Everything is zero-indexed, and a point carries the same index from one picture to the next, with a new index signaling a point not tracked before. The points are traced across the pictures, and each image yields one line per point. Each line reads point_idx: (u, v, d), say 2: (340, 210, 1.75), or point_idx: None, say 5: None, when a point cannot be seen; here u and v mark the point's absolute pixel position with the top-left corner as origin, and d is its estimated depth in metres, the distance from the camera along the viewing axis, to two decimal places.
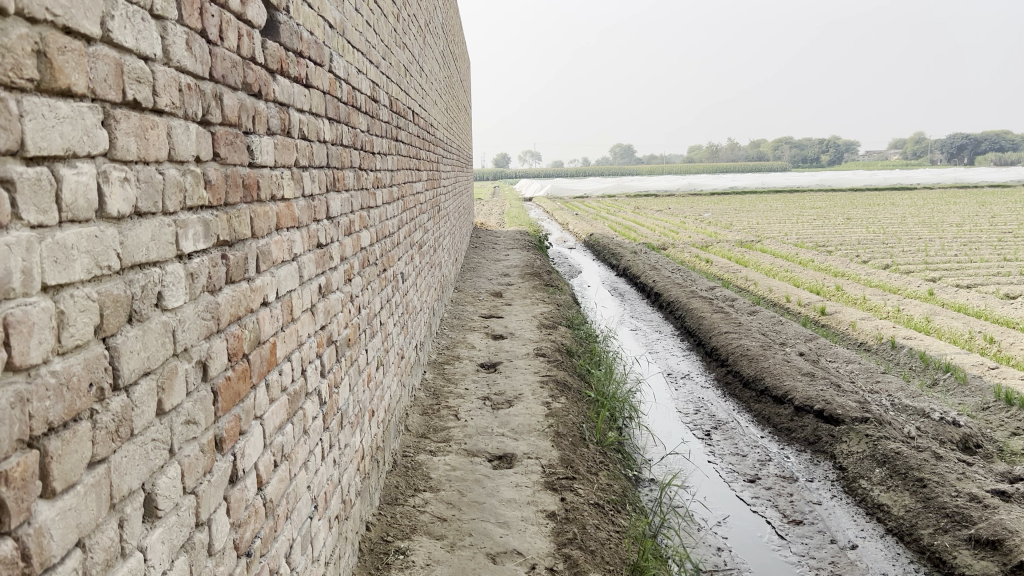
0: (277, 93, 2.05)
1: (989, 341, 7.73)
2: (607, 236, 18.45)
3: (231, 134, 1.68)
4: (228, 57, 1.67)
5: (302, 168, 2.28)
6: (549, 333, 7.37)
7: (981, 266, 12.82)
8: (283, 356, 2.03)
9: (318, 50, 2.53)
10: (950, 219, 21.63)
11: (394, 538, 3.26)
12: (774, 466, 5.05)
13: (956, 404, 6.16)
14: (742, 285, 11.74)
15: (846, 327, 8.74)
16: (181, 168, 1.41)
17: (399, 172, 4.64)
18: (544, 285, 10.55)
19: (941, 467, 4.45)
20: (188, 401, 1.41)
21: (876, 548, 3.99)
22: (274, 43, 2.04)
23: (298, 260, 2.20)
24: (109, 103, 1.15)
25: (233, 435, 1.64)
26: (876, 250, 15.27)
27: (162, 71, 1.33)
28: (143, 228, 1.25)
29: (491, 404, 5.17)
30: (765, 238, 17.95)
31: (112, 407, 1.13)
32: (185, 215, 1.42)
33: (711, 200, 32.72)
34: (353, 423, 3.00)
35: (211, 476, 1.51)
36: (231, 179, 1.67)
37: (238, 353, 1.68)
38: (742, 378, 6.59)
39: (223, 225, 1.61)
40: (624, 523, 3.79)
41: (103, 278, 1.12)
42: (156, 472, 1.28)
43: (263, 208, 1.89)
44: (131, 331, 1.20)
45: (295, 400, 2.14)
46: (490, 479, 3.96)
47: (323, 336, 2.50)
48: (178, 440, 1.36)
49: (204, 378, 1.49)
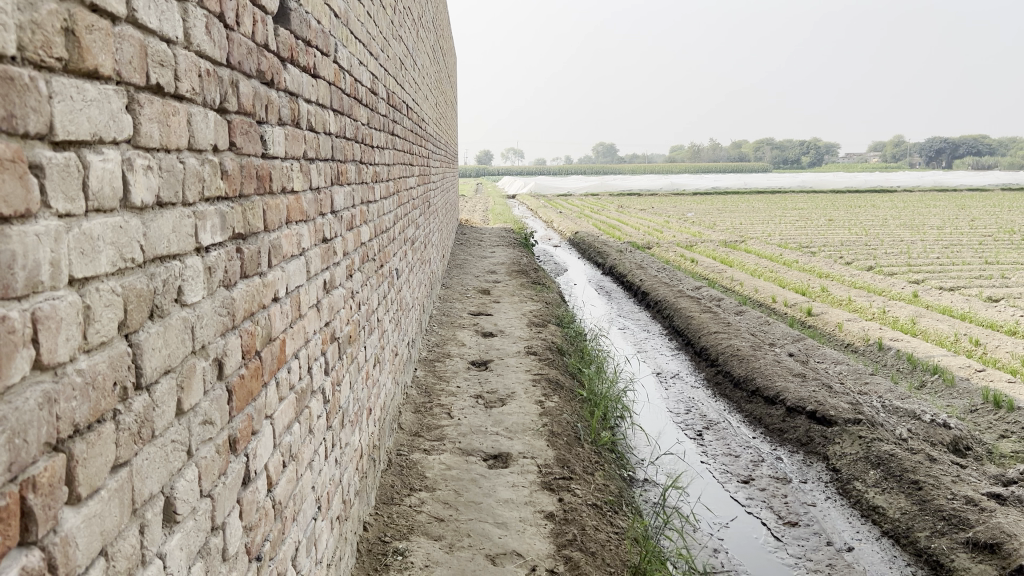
0: (288, 82, 1.98)
1: (975, 344, 7.78)
2: (593, 234, 18.47)
3: (246, 123, 1.62)
4: (243, 43, 1.60)
5: (310, 160, 2.23)
6: (539, 331, 7.33)
7: (964, 269, 12.92)
8: (291, 354, 1.97)
9: (324, 39, 2.46)
10: (930, 222, 21.80)
11: (393, 538, 3.20)
12: (767, 467, 5.04)
13: (945, 406, 6.18)
14: (728, 285, 11.76)
15: (833, 328, 8.76)
16: (200, 157, 1.36)
17: (395, 165, 4.58)
18: (532, 283, 10.53)
19: (936, 469, 4.46)
20: (205, 401, 1.35)
21: (872, 550, 4.00)
22: (286, 31, 1.97)
23: (306, 254, 2.14)
24: (134, 87, 1.09)
25: (246, 436, 1.58)
26: (859, 252, 15.35)
27: (183, 55, 1.27)
28: (165, 219, 1.20)
29: (484, 402, 5.12)
30: (749, 237, 18.04)
31: (135, 407, 1.08)
32: (203, 206, 1.37)
33: (695, 200, 32.86)
34: (353, 422, 2.94)
35: (226, 478, 1.45)
36: (246, 169, 1.61)
37: (251, 350, 1.62)
38: (733, 378, 6.59)
39: (238, 217, 1.55)
40: (623, 524, 3.76)
41: (126, 271, 1.06)
42: (175, 476, 1.23)
43: (275, 200, 1.83)
44: (153, 328, 1.14)
45: (302, 398, 2.08)
46: (486, 478, 3.91)
47: (327, 332, 2.44)
48: (196, 441, 1.31)
49: (219, 376, 1.43)
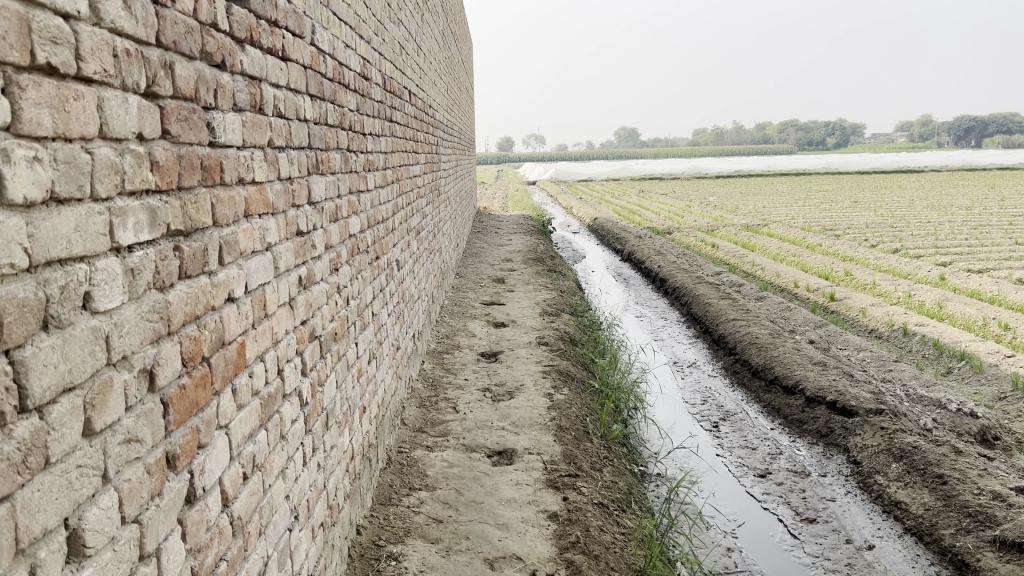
0: (245, 65, 1.84)
1: (1004, 328, 7.52)
2: (612, 220, 18.22)
3: (186, 109, 1.48)
4: (181, 21, 1.46)
5: (277, 149, 2.08)
6: (551, 321, 7.17)
7: (992, 250, 12.58)
8: (254, 358, 1.84)
9: (298, 20, 2.31)
10: (959, 202, 21.27)
11: (387, 542, 3.08)
12: (785, 460, 4.87)
13: (973, 394, 5.96)
14: (749, 270, 11.52)
15: (856, 313, 8.53)
16: (118, 147, 1.22)
17: (393, 154, 4.42)
18: (547, 271, 10.36)
19: (961, 462, 4.25)
20: (128, 417, 1.22)
21: (894, 548, 3.82)
22: (242, 10, 1.83)
23: (273, 249, 2.00)
24: (11, 67, 0.95)
25: (190, 451, 1.45)
26: (884, 234, 15.05)
27: (89, 33, 1.12)
28: (63, 218, 1.06)
29: (491, 396, 4.97)
30: (771, 221, 17.74)
31: (16, 433, 0.94)
32: (123, 201, 1.23)
33: (716, 184, 32.43)
34: (341, 423, 2.81)
35: (160, 501, 1.32)
36: (185, 160, 1.47)
37: (195, 357, 1.48)
38: (751, 367, 6.40)
39: (174, 212, 1.41)
40: (631, 524, 3.60)
41: (3, 279, 0.93)
42: (85, 504, 1.09)
43: (228, 192, 1.69)
44: (46, 340, 1.01)
45: (269, 404, 1.95)
46: (489, 476, 3.78)
47: (304, 331, 2.30)
48: (115, 463, 1.17)
49: (150, 389, 1.30)
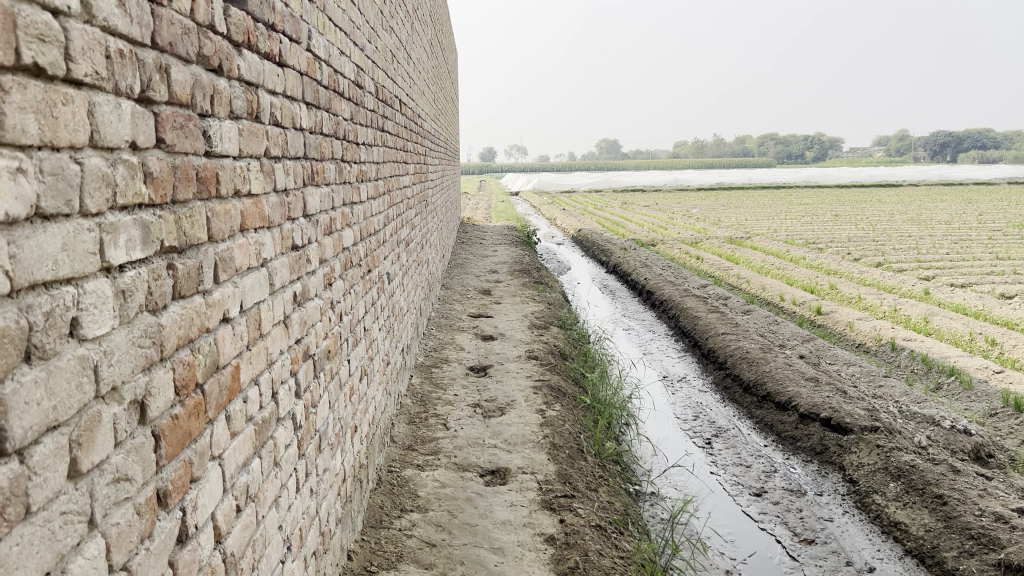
0: (242, 70, 1.73)
1: (991, 343, 7.52)
2: (595, 231, 18.14)
3: (181, 117, 1.38)
4: (178, 20, 1.36)
5: (274, 159, 1.98)
6: (541, 333, 7.07)
7: (974, 264, 12.64)
8: (249, 381, 1.73)
9: (295, 24, 2.21)
10: (938, 216, 21.38)
11: (379, 567, 2.96)
12: (780, 478, 4.80)
13: (963, 410, 5.93)
14: (735, 283, 11.50)
15: (843, 327, 8.50)
16: (109, 157, 1.11)
17: (384, 163, 4.32)
18: (534, 283, 10.27)
19: (961, 482, 4.19)
20: (117, 454, 1.10)
21: (894, 571, 3.75)
22: (240, 12, 1.72)
23: (267, 265, 1.89)
24: None
25: (181, 486, 1.34)
26: (866, 247, 15.11)
27: (80, 31, 1.02)
28: (49, 235, 0.95)
29: (482, 412, 4.86)
30: (755, 234, 17.79)
31: None
32: (114, 217, 1.12)
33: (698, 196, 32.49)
34: (333, 445, 2.70)
35: (150, 544, 1.20)
36: (181, 171, 1.36)
37: (189, 384, 1.37)
38: (742, 383, 6.33)
39: (169, 227, 1.31)
40: (628, 547, 3.50)
41: None
42: (69, 554, 0.98)
43: (223, 205, 1.58)
44: (28, 374, 0.90)
45: (263, 430, 1.83)
46: (482, 497, 3.67)
47: (298, 350, 2.19)
48: (102, 506, 1.06)
49: (141, 421, 1.19)
